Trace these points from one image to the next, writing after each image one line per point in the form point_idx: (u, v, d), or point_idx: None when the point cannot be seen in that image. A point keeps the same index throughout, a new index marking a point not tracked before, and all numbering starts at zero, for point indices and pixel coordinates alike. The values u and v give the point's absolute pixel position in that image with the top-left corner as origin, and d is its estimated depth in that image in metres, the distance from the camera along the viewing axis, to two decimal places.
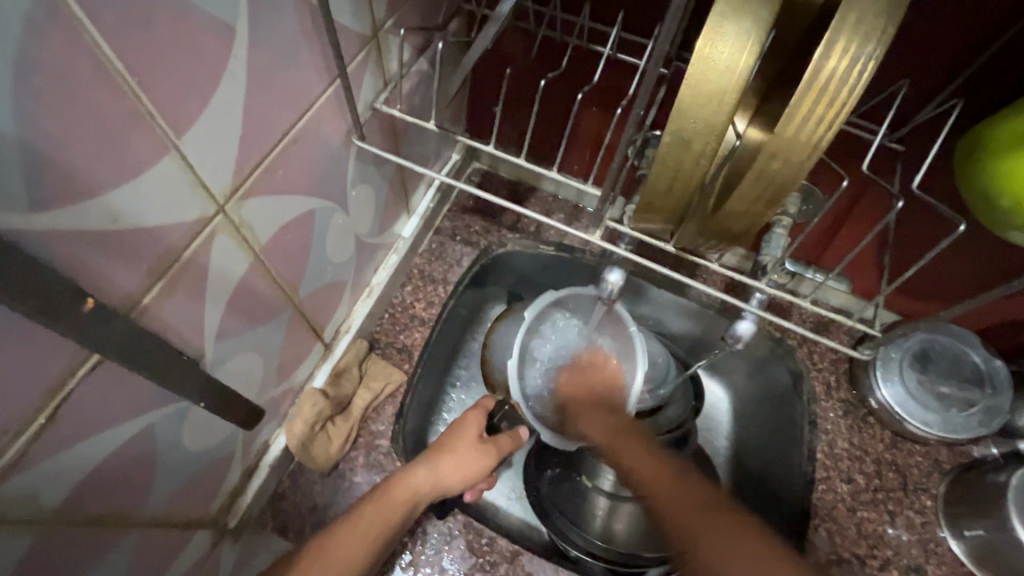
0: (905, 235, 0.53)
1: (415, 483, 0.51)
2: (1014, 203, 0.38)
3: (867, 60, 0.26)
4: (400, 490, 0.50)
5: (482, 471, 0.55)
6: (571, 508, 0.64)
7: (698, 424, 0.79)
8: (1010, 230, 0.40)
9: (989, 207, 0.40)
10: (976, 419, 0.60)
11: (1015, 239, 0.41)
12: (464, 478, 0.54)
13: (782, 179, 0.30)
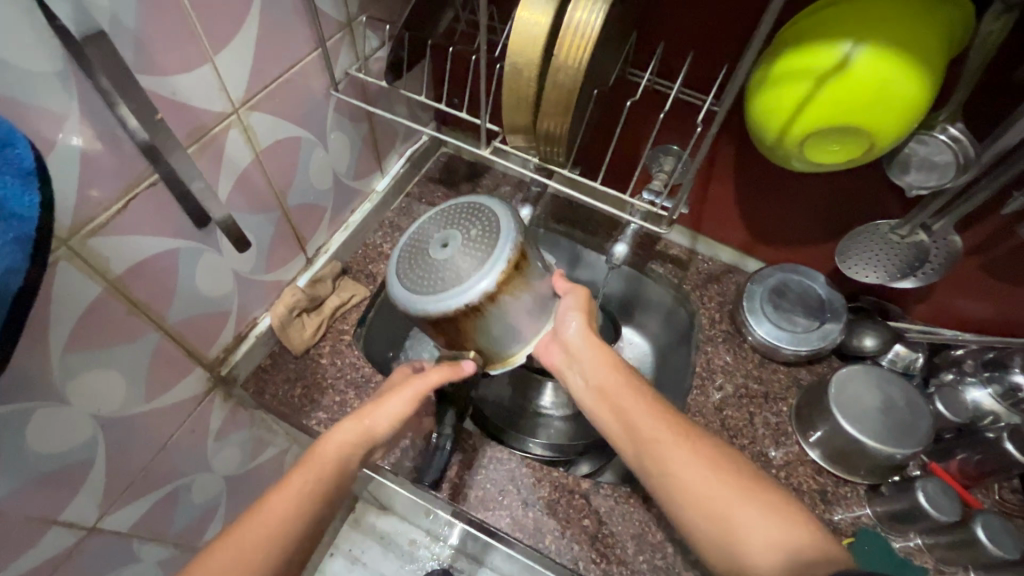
0: (753, 173, 0.73)
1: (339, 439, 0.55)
2: (774, 138, 0.55)
3: (599, 16, 0.46)
4: (328, 443, 0.55)
5: (404, 409, 0.58)
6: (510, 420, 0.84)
7: None
8: (789, 160, 0.57)
9: (767, 147, 0.58)
10: (816, 334, 0.76)
11: (795, 165, 0.58)
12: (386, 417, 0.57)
13: (568, 87, 0.49)
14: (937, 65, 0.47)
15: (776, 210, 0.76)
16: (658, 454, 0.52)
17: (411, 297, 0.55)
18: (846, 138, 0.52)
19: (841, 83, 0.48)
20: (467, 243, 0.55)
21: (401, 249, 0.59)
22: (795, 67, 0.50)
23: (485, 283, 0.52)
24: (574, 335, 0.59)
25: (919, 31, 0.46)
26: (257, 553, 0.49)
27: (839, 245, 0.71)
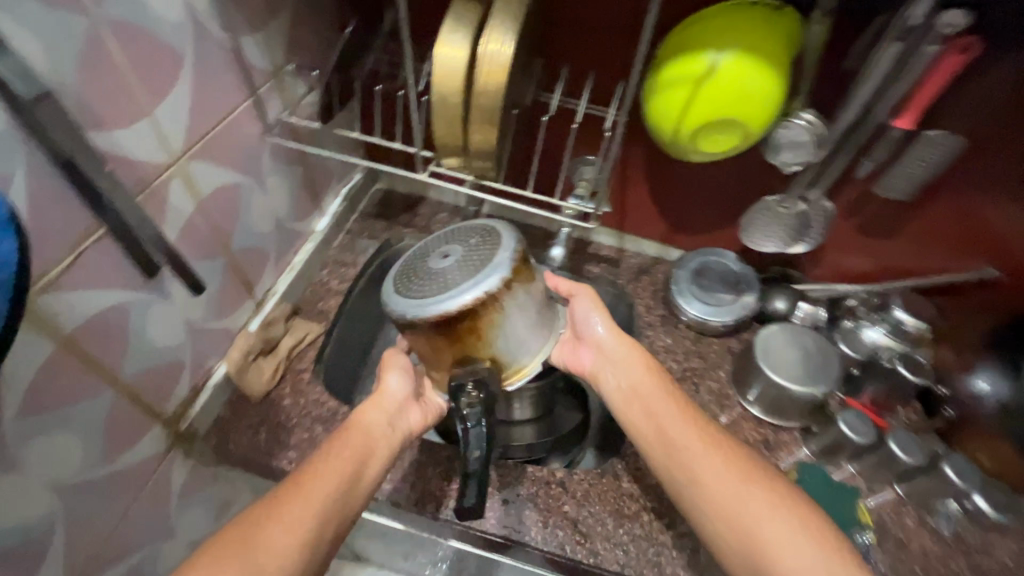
0: (660, 172, 0.83)
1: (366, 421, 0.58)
2: (671, 138, 0.65)
3: (508, 46, 0.53)
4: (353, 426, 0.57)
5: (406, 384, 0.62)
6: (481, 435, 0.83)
7: None
8: (688, 155, 0.67)
9: (669, 147, 0.67)
10: (736, 304, 0.86)
11: (695, 158, 0.68)
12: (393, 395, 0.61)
13: (491, 109, 0.55)
14: (783, 63, 0.58)
15: (684, 202, 0.87)
16: (687, 453, 0.57)
17: (426, 303, 0.53)
18: (727, 131, 0.62)
19: (709, 87, 0.59)
20: (468, 251, 0.56)
21: (394, 277, 0.58)
22: (672, 77, 0.60)
23: (504, 270, 0.53)
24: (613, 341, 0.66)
25: (760, 39, 0.57)
26: (324, 505, 0.49)
27: (739, 226, 0.82)
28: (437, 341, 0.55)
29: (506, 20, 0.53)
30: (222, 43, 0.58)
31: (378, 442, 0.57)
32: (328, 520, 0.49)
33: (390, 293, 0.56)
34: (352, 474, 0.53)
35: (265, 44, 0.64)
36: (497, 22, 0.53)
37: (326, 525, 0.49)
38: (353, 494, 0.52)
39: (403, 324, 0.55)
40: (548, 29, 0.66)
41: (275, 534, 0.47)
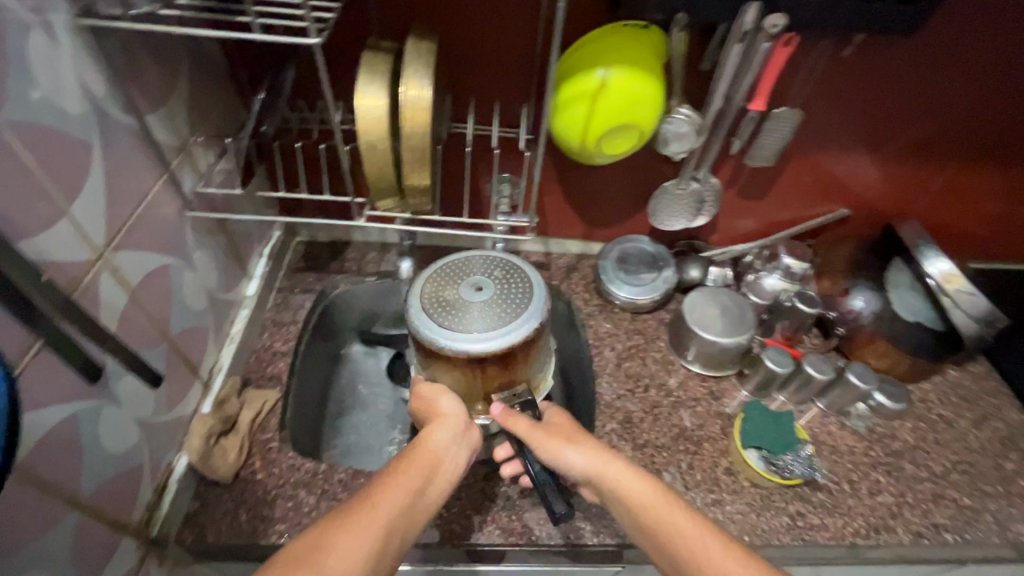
0: (570, 177, 0.92)
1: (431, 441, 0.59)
2: (578, 147, 0.73)
3: (425, 90, 0.57)
4: (421, 448, 0.59)
5: (460, 411, 0.64)
6: None
7: None
8: (594, 159, 0.76)
9: (577, 155, 0.75)
10: (659, 280, 0.97)
11: (600, 161, 0.77)
12: (447, 424, 0.61)
13: (421, 148, 0.59)
14: (659, 73, 0.68)
15: (597, 200, 0.96)
16: (709, 563, 0.50)
17: (476, 338, 0.64)
18: (623, 135, 0.71)
19: (603, 100, 0.67)
20: (497, 296, 0.68)
21: (427, 308, 0.67)
22: (569, 95, 0.68)
23: (529, 324, 0.66)
24: (588, 465, 0.59)
25: (637, 55, 0.67)
26: (396, 516, 0.51)
27: (648, 211, 0.92)
28: (486, 372, 0.67)
29: (418, 67, 0.58)
30: (128, 126, 0.56)
31: (441, 464, 0.58)
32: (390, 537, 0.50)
33: (431, 326, 0.65)
34: (416, 497, 0.54)
35: (169, 119, 0.62)
36: (411, 70, 0.58)
37: (387, 543, 0.50)
38: (413, 516, 0.53)
39: (433, 348, 0.66)
40: (449, 69, 0.72)
41: (346, 549, 0.48)
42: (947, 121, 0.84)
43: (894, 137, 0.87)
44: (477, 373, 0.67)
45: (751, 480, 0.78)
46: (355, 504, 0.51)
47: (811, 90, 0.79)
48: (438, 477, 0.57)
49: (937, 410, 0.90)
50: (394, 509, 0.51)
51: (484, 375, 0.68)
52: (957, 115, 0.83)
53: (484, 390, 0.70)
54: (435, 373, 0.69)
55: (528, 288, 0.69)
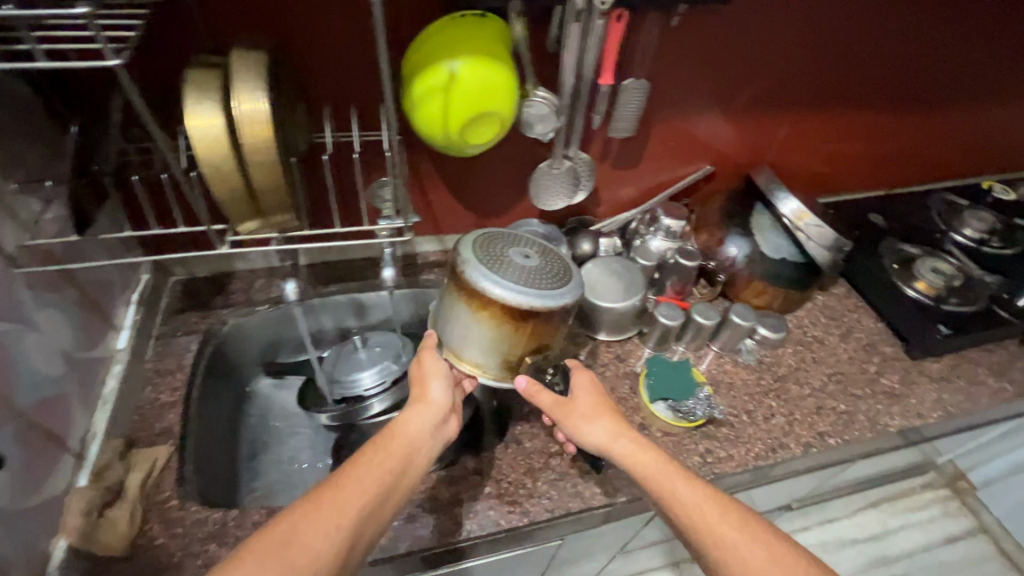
0: (451, 172, 0.92)
1: (408, 426, 0.65)
2: (445, 142, 0.73)
3: (261, 102, 0.55)
4: (399, 431, 0.64)
5: (442, 388, 0.70)
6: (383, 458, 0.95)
7: None
8: (465, 151, 0.77)
9: (446, 149, 0.76)
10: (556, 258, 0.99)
11: (471, 152, 0.78)
12: (428, 405, 0.68)
13: (270, 164, 0.57)
14: (505, 58, 0.70)
15: (483, 190, 0.96)
16: (703, 516, 0.60)
17: (545, 293, 0.66)
18: (485, 123, 0.72)
19: (455, 92, 0.68)
20: (543, 265, 0.70)
21: (481, 259, 0.67)
22: (422, 90, 0.68)
23: (574, 293, 0.69)
24: (603, 444, 0.69)
25: (479, 43, 0.68)
26: (369, 497, 0.57)
27: (531, 193, 0.94)
28: (536, 329, 0.67)
29: (248, 79, 0.55)
30: None
31: (412, 454, 0.63)
32: (358, 530, 0.55)
33: (490, 278, 0.65)
34: (389, 481, 0.59)
35: None
36: (241, 83, 0.55)
37: (357, 533, 0.55)
38: (388, 499, 0.59)
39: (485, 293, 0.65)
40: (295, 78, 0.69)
41: (321, 525, 0.53)
42: (776, 76, 0.94)
43: (736, 96, 0.95)
44: (521, 330, 0.67)
45: (663, 429, 0.83)
46: (332, 485, 0.56)
47: (655, 61, 0.84)
48: (407, 467, 0.62)
49: (812, 332, 1.01)
50: (364, 500, 0.56)
51: (530, 334, 0.68)
52: (788, 65, 0.93)
53: (523, 350, 0.70)
54: (471, 327, 0.68)
55: (566, 266, 0.72)
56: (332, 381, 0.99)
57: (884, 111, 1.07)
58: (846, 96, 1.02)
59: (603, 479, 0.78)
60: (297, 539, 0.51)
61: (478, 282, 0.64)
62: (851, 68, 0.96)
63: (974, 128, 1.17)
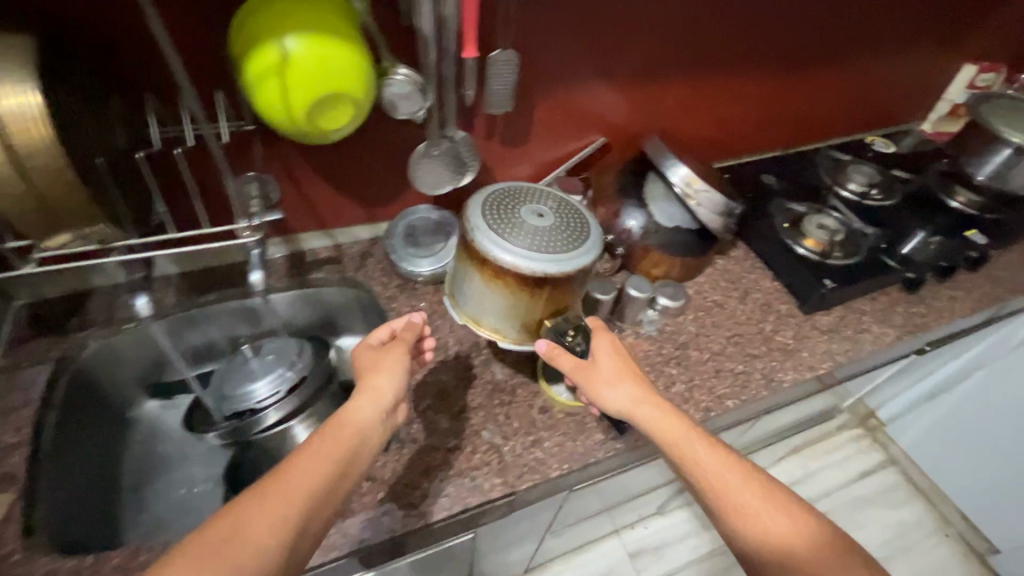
0: (324, 166, 0.87)
1: (357, 411, 0.64)
2: (296, 128, 0.67)
3: (32, 98, 0.51)
4: (347, 415, 0.64)
5: (400, 369, 0.71)
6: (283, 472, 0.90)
7: None
8: (325, 137, 0.71)
9: (302, 136, 0.70)
10: (450, 245, 0.95)
11: (331, 138, 0.72)
12: (376, 393, 0.67)
13: (53, 166, 0.54)
14: (342, 31, 0.64)
15: (364, 180, 0.91)
16: (718, 474, 0.64)
17: (557, 257, 0.72)
18: (338, 104, 0.67)
19: (292, 74, 0.62)
20: (557, 225, 0.76)
21: (493, 228, 0.73)
22: (256, 74, 0.62)
23: (589, 253, 0.75)
24: (627, 407, 0.71)
25: (314, 19, 0.62)
26: (313, 487, 0.56)
27: (411, 178, 0.88)
28: (552, 294, 0.75)
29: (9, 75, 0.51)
30: None
31: (361, 444, 0.62)
32: (306, 524, 0.54)
33: (502, 244, 0.72)
34: (336, 470, 0.58)
35: None
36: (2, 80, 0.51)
37: (306, 526, 0.54)
38: (336, 488, 0.58)
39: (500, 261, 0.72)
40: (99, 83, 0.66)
41: (260, 521, 0.51)
42: (656, 39, 0.92)
43: (619, 62, 0.92)
44: (536, 294, 0.74)
45: (564, 410, 0.82)
46: (273, 477, 0.55)
47: (523, 28, 0.80)
48: (355, 456, 0.61)
49: (711, 296, 1.02)
50: (310, 495, 0.55)
51: (547, 298, 0.76)
52: (660, 31, 0.91)
53: (541, 313, 0.78)
54: (490, 293, 0.76)
55: (584, 224, 0.78)
56: (221, 397, 0.92)
57: (768, 72, 1.08)
58: (726, 59, 1.02)
59: (503, 468, 0.76)
60: (233, 537, 0.50)
61: (492, 252, 0.71)
62: (729, 28, 0.96)
63: (854, 83, 1.20)
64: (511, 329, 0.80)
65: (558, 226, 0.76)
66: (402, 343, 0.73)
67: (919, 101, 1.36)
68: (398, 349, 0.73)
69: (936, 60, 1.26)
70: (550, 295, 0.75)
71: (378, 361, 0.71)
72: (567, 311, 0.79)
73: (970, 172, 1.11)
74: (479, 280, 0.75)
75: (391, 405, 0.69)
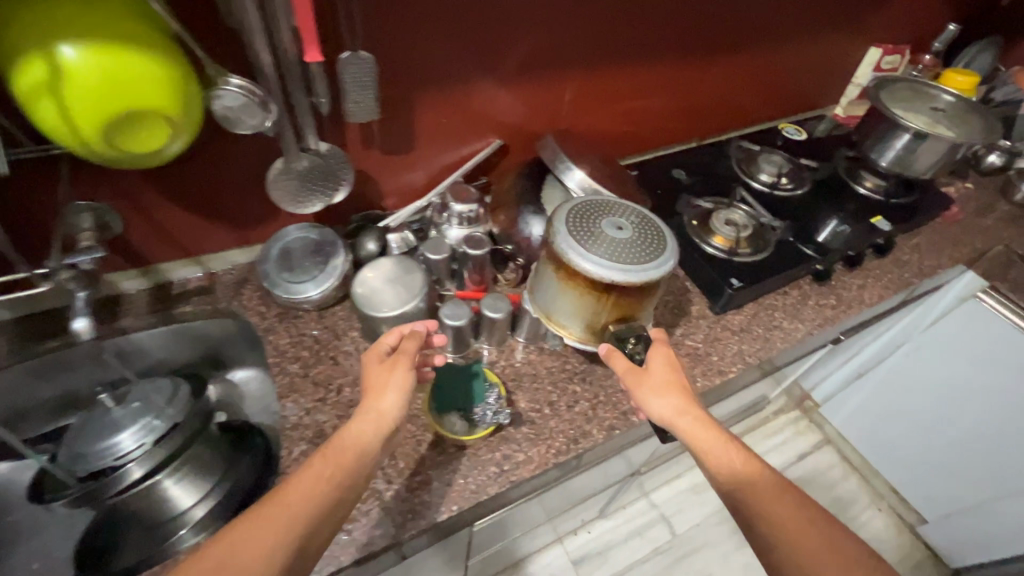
0: (168, 193, 0.76)
1: (358, 433, 0.63)
2: (102, 152, 0.58)
3: None
4: (345, 436, 0.62)
5: (407, 381, 0.68)
6: (153, 534, 0.79)
7: (257, 405, 1.00)
8: (148, 157, 0.62)
9: (119, 160, 0.61)
10: (332, 266, 0.86)
11: (156, 158, 0.63)
12: (375, 417, 0.64)
13: None
14: (128, 35, 0.53)
15: (221, 204, 0.81)
16: (752, 486, 0.62)
17: (630, 268, 0.69)
18: (148, 121, 0.57)
19: (71, 92, 0.52)
20: (639, 231, 0.74)
21: (571, 233, 0.72)
22: (28, 94, 0.52)
23: (663, 266, 0.71)
24: (668, 416, 0.67)
25: (87, 22, 0.51)
26: (309, 509, 0.56)
27: (271, 196, 0.78)
28: (620, 300, 0.73)
29: None
30: None
31: (362, 467, 0.61)
32: (303, 548, 0.54)
33: (577, 250, 0.70)
34: (332, 491, 0.58)
35: None
36: None
37: (302, 551, 0.54)
38: (334, 511, 0.58)
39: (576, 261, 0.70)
40: None
41: (256, 542, 0.52)
42: (541, 32, 0.85)
43: (502, 59, 0.85)
44: (606, 300, 0.73)
45: (456, 444, 0.75)
46: (273, 496, 0.56)
47: (380, 25, 0.72)
48: (355, 479, 0.61)
49: None
50: (308, 520, 0.55)
51: (615, 304, 0.74)
52: (543, 22, 0.84)
53: (607, 318, 0.77)
54: (566, 293, 0.76)
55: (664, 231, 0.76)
56: (76, 456, 0.79)
57: (670, 62, 1.02)
58: (624, 50, 0.95)
59: (385, 517, 0.69)
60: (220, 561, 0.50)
61: (569, 256, 0.70)
62: (621, 17, 0.90)
63: (761, 69, 1.17)
64: (576, 329, 0.80)
65: (638, 231, 0.74)
66: (407, 356, 0.69)
67: (831, 84, 1.34)
68: (406, 362, 0.68)
69: (842, 43, 1.24)
70: (620, 304, 0.74)
71: (382, 376, 0.68)
72: (634, 320, 0.77)
73: (873, 158, 1.10)
74: (555, 280, 0.76)
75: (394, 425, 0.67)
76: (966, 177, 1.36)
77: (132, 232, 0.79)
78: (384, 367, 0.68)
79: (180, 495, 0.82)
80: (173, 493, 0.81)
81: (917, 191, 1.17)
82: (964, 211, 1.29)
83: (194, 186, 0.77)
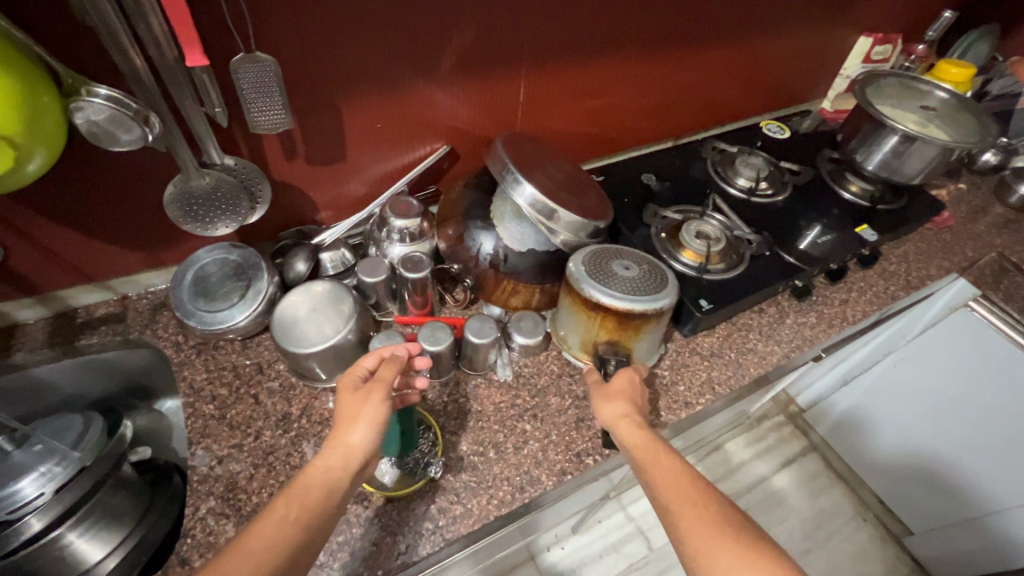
0: (55, 212, 0.68)
1: (325, 470, 0.54)
2: None
3: None
4: (314, 471, 0.54)
5: (380, 412, 0.58)
6: None
7: (183, 440, 0.91)
8: None
9: None
10: (253, 289, 0.77)
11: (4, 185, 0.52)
12: (343, 450, 0.55)
13: None
14: None
15: (123, 221, 0.73)
16: (668, 476, 0.55)
17: (622, 296, 0.72)
18: None
19: None
20: (645, 274, 0.76)
21: (580, 260, 0.76)
22: None
23: (657, 303, 0.72)
24: (611, 418, 0.63)
25: None
26: (270, 561, 0.47)
27: (173, 217, 0.68)
28: (609, 321, 0.74)
29: None
30: None
31: (333, 508, 0.53)
32: None
33: (580, 272, 0.74)
34: (301, 538, 0.50)
35: None
36: None
37: None
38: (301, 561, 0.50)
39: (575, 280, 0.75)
40: None
41: None
42: (484, 28, 0.75)
43: (441, 59, 0.76)
44: (596, 318, 0.75)
45: (383, 497, 0.67)
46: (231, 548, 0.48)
47: (291, 22, 0.62)
48: (326, 521, 0.52)
49: None
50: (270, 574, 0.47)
51: (606, 325, 0.75)
52: (487, 18, 0.74)
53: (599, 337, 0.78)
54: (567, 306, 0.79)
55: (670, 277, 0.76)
56: None
57: (636, 58, 0.93)
58: (583, 48, 0.86)
59: None
60: None
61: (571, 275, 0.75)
62: (578, 12, 0.80)
63: (739, 65, 1.08)
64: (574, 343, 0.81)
65: (641, 273, 0.75)
66: (383, 383, 0.60)
67: (815, 80, 1.26)
68: (385, 388, 0.59)
69: (828, 33, 1.15)
70: (608, 328, 0.75)
71: (349, 404, 0.59)
72: (629, 348, 0.77)
73: (858, 161, 1.01)
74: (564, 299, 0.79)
75: (369, 457, 0.57)
76: (958, 178, 1.29)
77: (20, 255, 0.70)
78: (354, 394, 0.59)
79: (88, 551, 0.71)
80: (79, 548, 0.71)
81: (906, 197, 1.09)
82: (955, 215, 1.21)
83: (85, 205, 0.69)
